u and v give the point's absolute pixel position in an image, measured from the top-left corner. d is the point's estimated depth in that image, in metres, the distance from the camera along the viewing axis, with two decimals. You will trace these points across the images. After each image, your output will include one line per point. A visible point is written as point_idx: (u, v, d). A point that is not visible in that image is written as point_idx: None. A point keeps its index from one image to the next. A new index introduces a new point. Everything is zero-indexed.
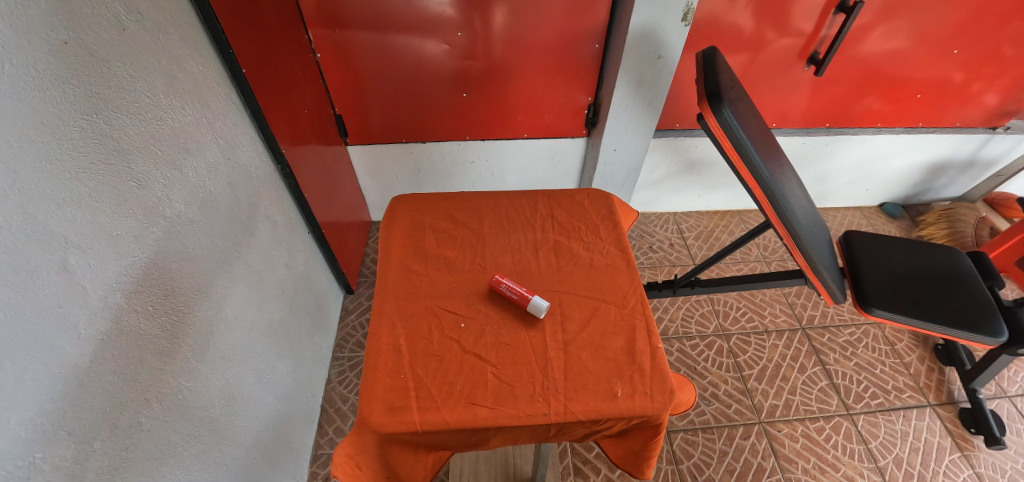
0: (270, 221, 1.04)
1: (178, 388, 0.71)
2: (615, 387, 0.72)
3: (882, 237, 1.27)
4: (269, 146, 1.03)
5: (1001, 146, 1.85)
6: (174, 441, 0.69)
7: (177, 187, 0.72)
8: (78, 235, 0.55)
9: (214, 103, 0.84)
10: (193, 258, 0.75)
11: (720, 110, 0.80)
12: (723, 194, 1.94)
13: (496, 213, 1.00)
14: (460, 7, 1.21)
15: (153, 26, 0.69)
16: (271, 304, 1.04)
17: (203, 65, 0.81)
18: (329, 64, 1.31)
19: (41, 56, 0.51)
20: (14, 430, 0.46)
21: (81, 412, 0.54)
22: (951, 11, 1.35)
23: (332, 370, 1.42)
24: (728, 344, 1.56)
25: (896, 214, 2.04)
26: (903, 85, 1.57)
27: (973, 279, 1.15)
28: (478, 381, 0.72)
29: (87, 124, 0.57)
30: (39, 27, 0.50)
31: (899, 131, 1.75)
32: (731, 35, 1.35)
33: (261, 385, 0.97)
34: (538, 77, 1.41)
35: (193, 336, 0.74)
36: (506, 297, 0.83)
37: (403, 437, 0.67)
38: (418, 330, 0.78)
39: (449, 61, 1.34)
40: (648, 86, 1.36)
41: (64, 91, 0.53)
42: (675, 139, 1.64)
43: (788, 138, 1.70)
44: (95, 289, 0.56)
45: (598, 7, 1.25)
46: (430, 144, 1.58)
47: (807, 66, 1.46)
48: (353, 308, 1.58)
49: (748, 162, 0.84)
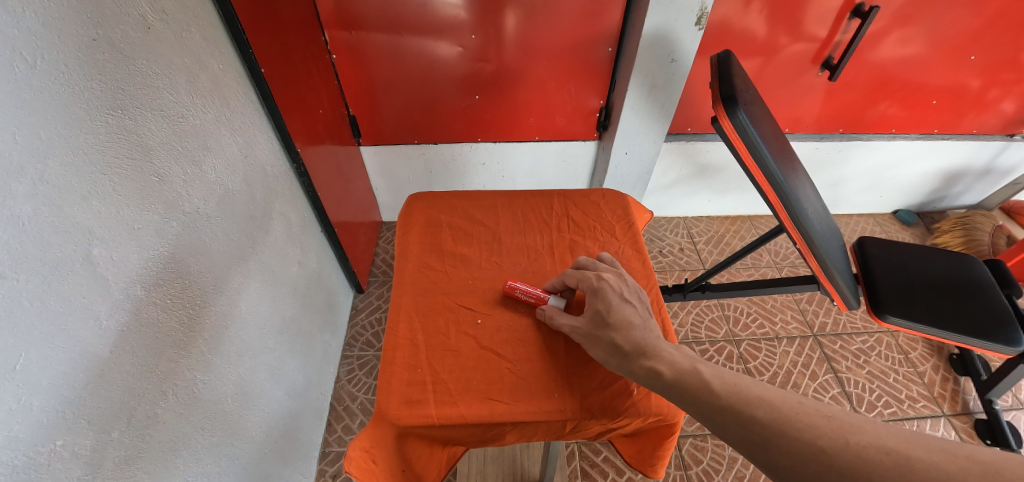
0: (284, 219, 1.05)
1: (194, 381, 0.72)
2: (630, 385, 0.72)
3: (897, 243, 1.25)
4: (285, 145, 1.05)
5: (1019, 155, 1.82)
6: (188, 433, 0.70)
7: (196, 184, 0.74)
8: (101, 228, 0.56)
9: (233, 102, 0.85)
10: (209, 253, 0.76)
11: (735, 112, 0.79)
12: (734, 199, 1.93)
13: (512, 213, 1.01)
14: (474, 10, 1.23)
15: (177, 26, 0.70)
16: (284, 300, 1.05)
17: (224, 65, 0.82)
18: (344, 64, 1.33)
19: (71, 53, 0.52)
20: (37, 416, 0.48)
21: (99, 402, 0.55)
22: (969, 16, 1.33)
23: (341, 368, 1.43)
24: (738, 350, 1.55)
25: (910, 221, 2.02)
26: (918, 91, 1.55)
27: (990, 287, 1.13)
28: (495, 376, 0.72)
29: (113, 120, 0.58)
30: (69, 25, 0.52)
31: (914, 137, 1.73)
32: (744, 39, 1.35)
33: (273, 381, 0.98)
34: (550, 80, 1.42)
35: (208, 330, 0.75)
36: (521, 300, 0.83)
37: (421, 430, 0.68)
38: (436, 326, 0.79)
39: (462, 63, 1.35)
40: (660, 90, 1.36)
41: (91, 87, 0.55)
42: (687, 143, 1.64)
43: (801, 143, 1.69)
44: (116, 281, 0.58)
45: (611, 11, 1.25)
46: (441, 145, 1.59)
47: (821, 71, 1.45)
48: (363, 307, 1.59)
49: (762, 165, 0.84)
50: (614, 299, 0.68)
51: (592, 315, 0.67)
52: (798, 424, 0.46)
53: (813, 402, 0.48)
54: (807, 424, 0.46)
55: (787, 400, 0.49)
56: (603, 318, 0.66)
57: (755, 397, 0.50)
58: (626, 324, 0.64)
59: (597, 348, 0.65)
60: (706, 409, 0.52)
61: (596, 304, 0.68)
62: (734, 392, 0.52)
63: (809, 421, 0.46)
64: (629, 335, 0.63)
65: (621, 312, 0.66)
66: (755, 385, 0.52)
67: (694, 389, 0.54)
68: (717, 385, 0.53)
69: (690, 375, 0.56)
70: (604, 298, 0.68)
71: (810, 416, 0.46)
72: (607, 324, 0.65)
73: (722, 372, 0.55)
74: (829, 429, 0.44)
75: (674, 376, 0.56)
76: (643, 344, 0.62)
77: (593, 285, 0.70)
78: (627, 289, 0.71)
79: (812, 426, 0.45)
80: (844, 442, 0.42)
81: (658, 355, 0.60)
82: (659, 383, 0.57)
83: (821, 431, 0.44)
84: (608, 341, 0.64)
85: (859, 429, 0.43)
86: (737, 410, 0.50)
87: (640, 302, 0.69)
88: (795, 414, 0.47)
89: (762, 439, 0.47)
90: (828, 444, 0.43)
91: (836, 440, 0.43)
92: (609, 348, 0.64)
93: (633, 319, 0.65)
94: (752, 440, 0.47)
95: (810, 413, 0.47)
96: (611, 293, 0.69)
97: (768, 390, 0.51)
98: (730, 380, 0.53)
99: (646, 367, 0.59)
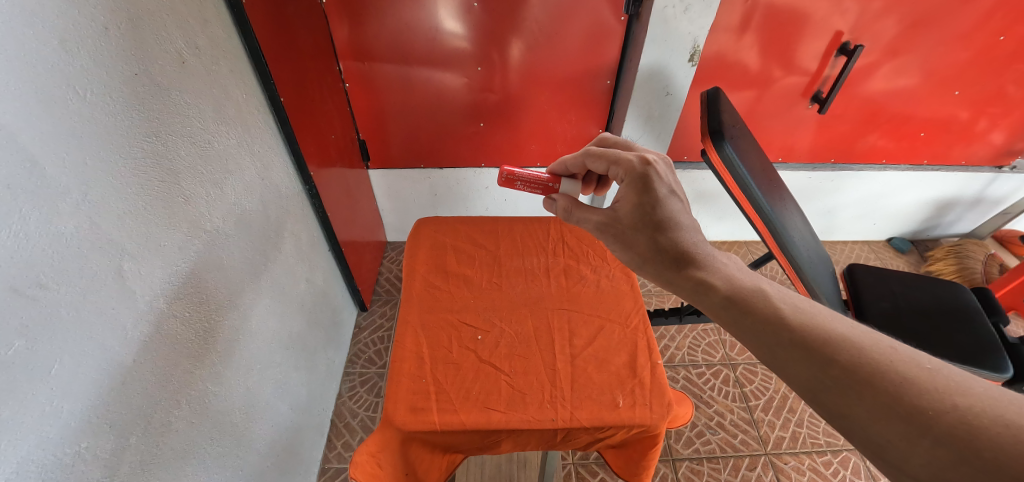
0: (295, 238, 1.10)
1: (205, 391, 0.75)
2: (617, 398, 0.75)
3: (886, 271, 1.29)
4: (298, 168, 1.10)
5: (1008, 185, 1.87)
6: (198, 442, 0.73)
7: (217, 203, 0.79)
8: (133, 245, 0.60)
9: (254, 128, 0.91)
10: (225, 268, 0.80)
11: (722, 146, 0.85)
12: (731, 225, 1.98)
13: (512, 237, 1.06)
14: (481, 43, 1.30)
15: (208, 59, 0.76)
16: (292, 317, 1.08)
17: (247, 94, 0.89)
18: (356, 93, 1.40)
19: (116, 84, 0.57)
20: (67, 419, 0.51)
21: (121, 407, 0.58)
22: (953, 54, 1.40)
23: (343, 385, 1.45)
24: (735, 374, 1.56)
25: (904, 249, 2.05)
26: (907, 123, 1.61)
27: (977, 315, 1.16)
28: (492, 387, 0.76)
29: (148, 145, 0.63)
30: (115, 60, 0.57)
31: (904, 169, 1.78)
32: (737, 72, 1.42)
33: (278, 394, 1.01)
34: (552, 109, 1.48)
35: (221, 342, 0.79)
36: (530, 178, 0.89)
37: (423, 436, 0.71)
38: (439, 340, 0.83)
39: (469, 92, 1.42)
40: (656, 119, 1.43)
41: (132, 115, 0.60)
42: (683, 171, 1.70)
43: (794, 172, 1.75)
44: (143, 294, 0.62)
45: (610, 46, 1.32)
46: (447, 169, 1.65)
47: (812, 103, 1.51)
48: (366, 325, 1.63)
49: (749, 195, 0.89)
50: (661, 193, 0.69)
51: (637, 211, 0.69)
52: (893, 375, 0.44)
53: (908, 350, 0.46)
54: (904, 376, 0.43)
55: (879, 346, 0.47)
56: (649, 218, 0.68)
57: (840, 339, 0.48)
58: (676, 225, 0.67)
59: (637, 247, 0.68)
60: (774, 342, 0.51)
61: (644, 200, 0.68)
62: (811, 328, 0.50)
63: (908, 374, 0.43)
64: (678, 241, 0.65)
65: (668, 210, 0.68)
66: (837, 322, 0.50)
67: (759, 312, 0.54)
68: (791, 316, 0.52)
69: (748, 291, 0.57)
70: (653, 191, 0.69)
71: (907, 367, 0.44)
72: (654, 226, 0.67)
73: (790, 299, 0.55)
74: (931, 385, 0.42)
75: (728, 290, 0.58)
76: (691, 251, 0.64)
77: (639, 172, 0.71)
78: (671, 179, 0.72)
79: (910, 379, 0.43)
80: (950, 406, 0.40)
81: (709, 266, 0.62)
82: (708, 294, 0.60)
83: (923, 386, 0.42)
84: (651, 244, 0.66)
85: (965, 390, 0.41)
86: (816, 349, 0.48)
87: (683, 196, 0.71)
88: (887, 362, 0.45)
89: (835, 384, 0.45)
90: (929, 406, 0.41)
91: (940, 402, 0.41)
92: (651, 250, 0.66)
93: (678, 220, 0.67)
94: (822, 384, 0.46)
95: (905, 362, 0.45)
96: (658, 183, 0.70)
97: (855, 331, 0.49)
98: (808, 314, 0.52)
99: (695, 276, 0.62)
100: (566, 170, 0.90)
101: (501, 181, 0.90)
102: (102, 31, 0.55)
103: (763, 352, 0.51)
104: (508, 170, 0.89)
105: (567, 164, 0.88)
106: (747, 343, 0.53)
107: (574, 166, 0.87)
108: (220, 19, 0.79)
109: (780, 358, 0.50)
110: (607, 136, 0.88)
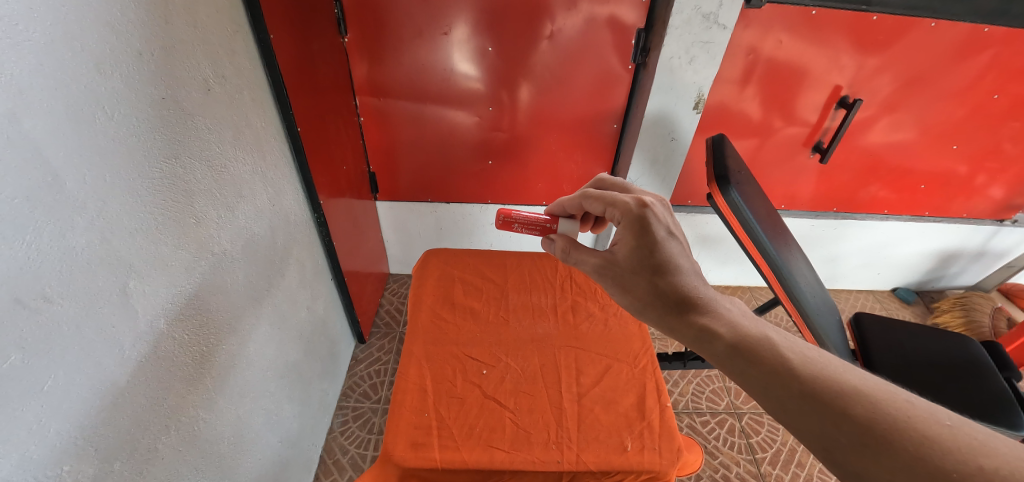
0: (300, 265, 1.10)
1: (196, 419, 0.72)
2: (625, 441, 0.73)
3: (892, 320, 1.28)
4: (309, 196, 1.12)
5: (1010, 239, 1.88)
6: (182, 471, 0.70)
7: (227, 226, 0.79)
8: (140, 263, 0.60)
9: (269, 155, 0.93)
10: (228, 293, 0.80)
11: (727, 191, 0.87)
12: (734, 270, 1.98)
13: (520, 272, 1.06)
14: (491, 84, 1.35)
15: (232, 88, 0.79)
16: (289, 346, 1.07)
17: (266, 123, 0.91)
18: (370, 127, 1.45)
19: (143, 106, 0.59)
20: (52, 439, 0.50)
21: (108, 429, 0.56)
22: (949, 110, 1.44)
23: (336, 419, 1.41)
24: (740, 424, 1.51)
25: (909, 299, 2.04)
26: (908, 175, 1.64)
27: (988, 368, 1.13)
28: (496, 424, 0.74)
29: (167, 167, 0.64)
30: (146, 85, 0.60)
31: (906, 219, 1.80)
32: (741, 121, 1.46)
33: (269, 426, 0.98)
34: (560, 149, 1.52)
35: (217, 367, 0.77)
36: (525, 217, 0.89)
37: (424, 475, 0.68)
38: (444, 372, 0.82)
39: (478, 131, 1.46)
40: (661, 163, 1.47)
41: (155, 138, 0.62)
42: (687, 214, 1.72)
43: (798, 220, 1.76)
44: (144, 313, 0.61)
45: (617, 91, 1.37)
46: (453, 204, 1.67)
47: (813, 153, 1.55)
48: (363, 358, 1.60)
49: (755, 239, 0.89)
50: (660, 235, 0.69)
51: (635, 254, 0.69)
52: (911, 432, 0.42)
53: (925, 404, 0.45)
54: (923, 434, 0.42)
55: (895, 400, 0.46)
56: (648, 261, 0.67)
57: (854, 393, 0.47)
58: (677, 269, 0.67)
59: (637, 292, 0.67)
60: (782, 394, 0.49)
61: (642, 242, 0.68)
62: (821, 380, 0.49)
63: (928, 431, 0.42)
64: (679, 286, 0.65)
65: (666, 253, 0.68)
66: (849, 374, 0.49)
67: (764, 361, 0.52)
68: (800, 367, 0.51)
69: (753, 339, 0.56)
70: (650, 233, 0.69)
71: (925, 423, 0.43)
72: (652, 269, 0.67)
73: (797, 349, 0.53)
74: (953, 445, 0.41)
75: (731, 337, 0.57)
76: (692, 296, 0.64)
77: (636, 213, 0.71)
78: (668, 222, 0.72)
79: (927, 437, 0.42)
80: (976, 467, 0.39)
81: (712, 312, 0.61)
82: (711, 342, 0.58)
83: (944, 446, 0.41)
84: (651, 288, 0.66)
85: (988, 451, 0.40)
86: (827, 402, 0.47)
87: (681, 238, 0.71)
88: (904, 417, 0.44)
89: (850, 443, 0.44)
90: (953, 468, 0.39)
91: (965, 464, 0.39)
92: (651, 295, 0.66)
93: (677, 263, 0.67)
94: (837, 443, 0.45)
95: (924, 419, 0.44)
96: (656, 225, 0.70)
97: (868, 383, 0.48)
98: (818, 365, 0.51)
99: (697, 323, 0.61)
100: (562, 211, 0.91)
101: (497, 224, 0.89)
102: (136, 56, 0.58)
103: (771, 407, 0.50)
104: (504, 213, 0.89)
105: (564, 204, 0.90)
106: (754, 395, 0.51)
107: (570, 207, 0.88)
108: (248, 52, 0.84)
109: (791, 413, 0.48)
110: (604, 177, 0.90)
